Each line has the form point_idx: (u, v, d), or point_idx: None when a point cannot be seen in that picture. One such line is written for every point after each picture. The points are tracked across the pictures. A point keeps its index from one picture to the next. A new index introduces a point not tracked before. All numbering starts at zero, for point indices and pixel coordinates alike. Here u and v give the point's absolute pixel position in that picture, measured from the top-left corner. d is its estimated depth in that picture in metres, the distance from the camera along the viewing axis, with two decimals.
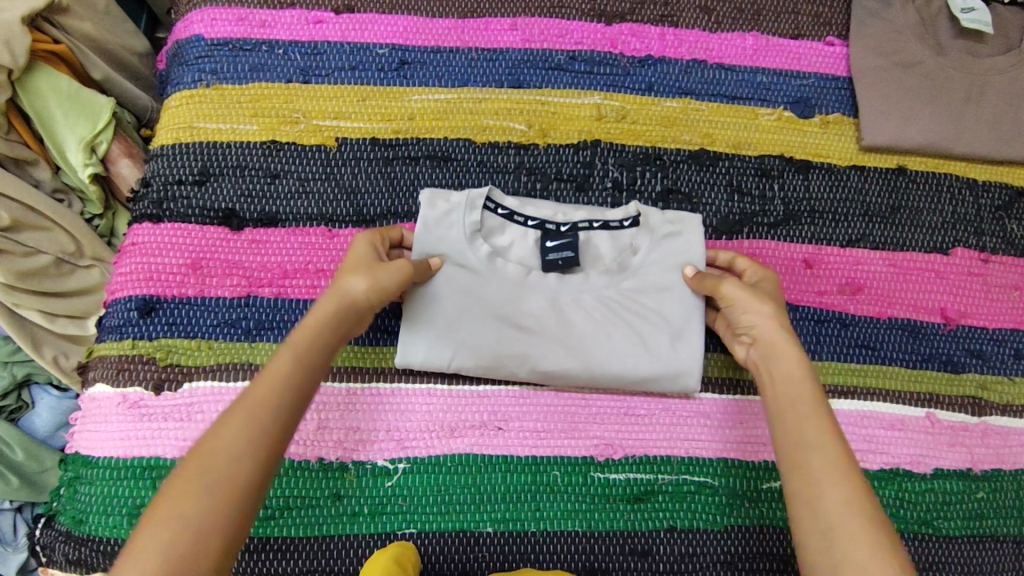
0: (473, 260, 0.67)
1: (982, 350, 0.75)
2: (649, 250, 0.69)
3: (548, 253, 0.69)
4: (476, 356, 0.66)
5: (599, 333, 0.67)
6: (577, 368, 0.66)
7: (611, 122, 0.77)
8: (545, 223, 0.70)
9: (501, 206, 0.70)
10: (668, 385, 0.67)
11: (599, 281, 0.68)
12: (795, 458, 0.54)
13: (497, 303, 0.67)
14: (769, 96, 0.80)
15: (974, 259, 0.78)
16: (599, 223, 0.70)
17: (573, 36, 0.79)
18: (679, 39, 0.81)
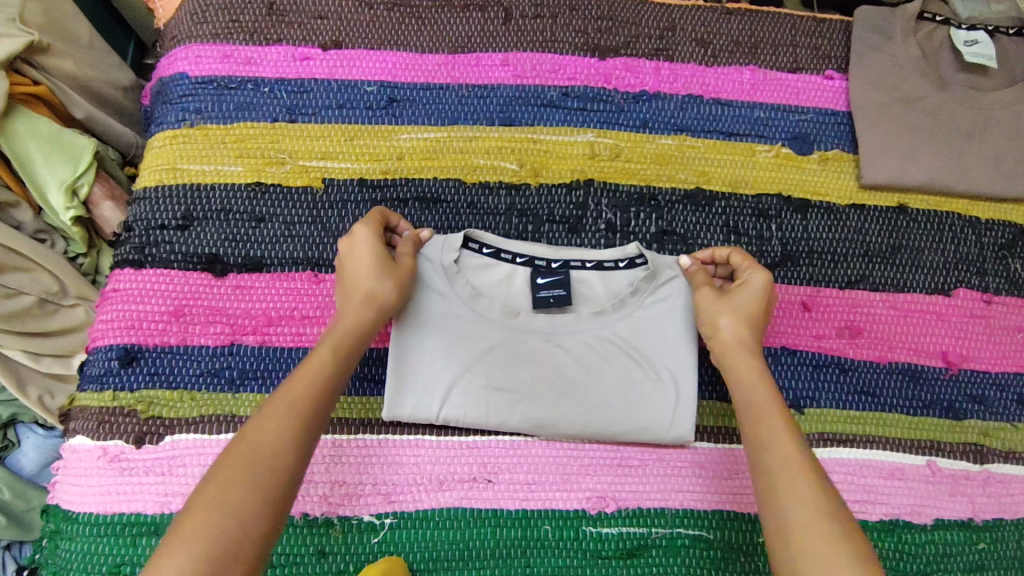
0: (459, 302, 0.66)
1: (984, 395, 0.73)
2: (643, 293, 0.67)
3: (539, 291, 0.67)
4: (462, 405, 0.65)
5: (592, 377, 0.66)
6: (570, 415, 0.65)
7: (604, 160, 0.75)
8: (535, 259, 0.68)
9: (486, 245, 0.68)
10: (662, 434, 0.65)
11: (591, 322, 0.67)
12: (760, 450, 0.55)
13: (486, 344, 0.66)
14: (766, 132, 0.78)
15: (977, 300, 0.76)
16: (592, 264, 0.69)
17: (565, 71, 0.77)
18: (675, 74, 0.79)
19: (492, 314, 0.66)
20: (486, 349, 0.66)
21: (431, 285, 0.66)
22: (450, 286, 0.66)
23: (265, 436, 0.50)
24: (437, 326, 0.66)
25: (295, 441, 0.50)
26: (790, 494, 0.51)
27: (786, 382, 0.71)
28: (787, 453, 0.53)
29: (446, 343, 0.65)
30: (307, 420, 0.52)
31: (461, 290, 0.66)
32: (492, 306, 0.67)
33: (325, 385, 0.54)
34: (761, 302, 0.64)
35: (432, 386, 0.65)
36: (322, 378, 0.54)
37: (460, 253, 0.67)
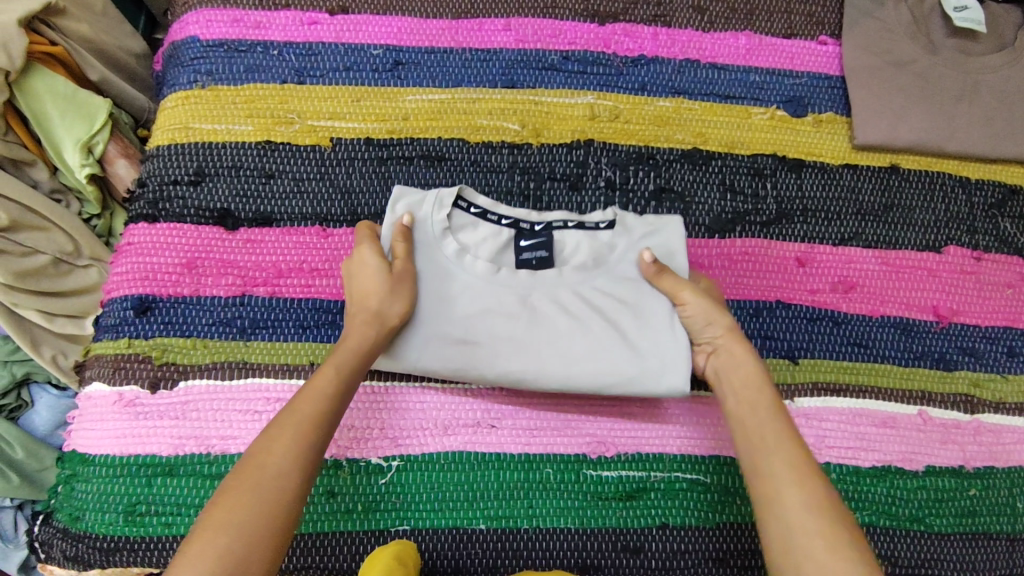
0: (442, 258, 0.67)
1: (974, 348, 0.75)
2: (623, 249, 0.69)
3: (522, 253, 0.69)
4: (440, 356, 0.64)
5: (574, 330, 0.66)
6: (552, 367, 0.65)
7: (604, 121, 0.77)
8: (519, 221, 0.69)
9: (473, 204, 0.69)
10: (650, 385, 0.64)
11: (571, 280, 0.68)
12: (752, 464, 0.58)
13: (467, 302, 0.66)
14: (762, 95, 0.80)
15: (967, 257, 0.78)
16: (574, 223, 0.70)
17: (566, 36, 0.80)
18: (673, 39, 0.81)
19: (475, 270, 0.67)
20: (468, 303, 0.66)
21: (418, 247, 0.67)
22: (435, 244, 0.67)
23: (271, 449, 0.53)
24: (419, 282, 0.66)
25: (303, 467, 0.53)
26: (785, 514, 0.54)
27: (781, 333, 0.73)
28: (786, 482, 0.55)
29: (427, 300, 0.65)
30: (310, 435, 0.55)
31: (444, 246, 0.67)
32: (475, 261, 0.67)
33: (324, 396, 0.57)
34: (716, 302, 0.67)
35: (410, 341, 0.64)
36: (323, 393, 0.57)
37: (452, 210, 0.68)
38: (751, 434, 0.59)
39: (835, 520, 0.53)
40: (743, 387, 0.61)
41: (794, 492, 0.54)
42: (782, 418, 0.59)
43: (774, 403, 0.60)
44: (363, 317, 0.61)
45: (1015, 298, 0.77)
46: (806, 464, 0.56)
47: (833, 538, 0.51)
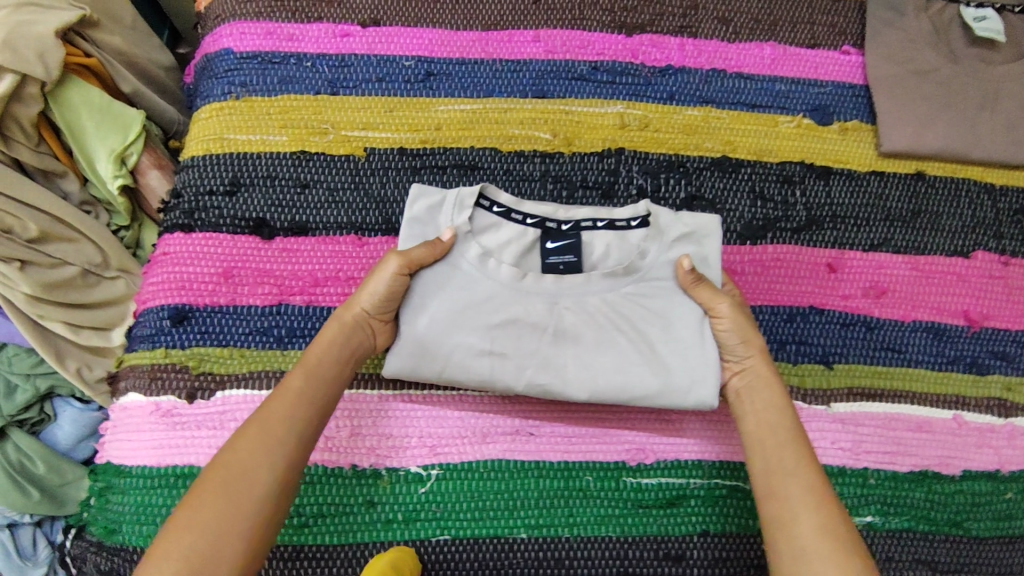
0: (467, 265, 0.66)
1: (1006, 352, 0.76)
2: (656, 254, 0.67)
3: (549, 256, 0.69)
4: (466, 367, 0.64)
5: (602, 342, 0.65)
6: (579, 381, 0.64)
7: (634, 130, 0.78)
8: (545, 220, 0.69)
9: (496, 203, 0.69)
10: (680, 399, 0.63)
11: (600, 287, 0.66)
12: (769, 489, 0.58)
13: (493, 312, 0.65)
14: (788, 104, 0.81)
15: (995, 262, 0.78)
16: (603, 223, 0.69)
17: (594, 47, 0.81)
18: (699, 49, 0.82)
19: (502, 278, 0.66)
20: (492, 310, 0.65)
21: (445, 254, 0.66)
22: (460, 248, 0.66)
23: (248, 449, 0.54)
24: (442, 288, 0.65)
25: (273, 465, 0.54)
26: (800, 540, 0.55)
27: (815, 339, 0.73)
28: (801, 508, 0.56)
29: (451, 307, 0.65)
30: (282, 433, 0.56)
31: (469, 250, 0.66)
32: (500, 266, 0.66)
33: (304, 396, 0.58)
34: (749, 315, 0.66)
35: (437, 353, 0.64)
36: (298, 392, 0.58)
37: (472, 210, 0.67)
38: (770, 460, 0.60)
39: (845, 545, 0.54)
40: (763, 413, 0.63)
41: (809, 519, 0.55)
42: (801, 445, 0.60)
43: (794, 431, 0.61)
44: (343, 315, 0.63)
45: None
46: (823, 491, 0.57)
47: (841, 561, 0.53)
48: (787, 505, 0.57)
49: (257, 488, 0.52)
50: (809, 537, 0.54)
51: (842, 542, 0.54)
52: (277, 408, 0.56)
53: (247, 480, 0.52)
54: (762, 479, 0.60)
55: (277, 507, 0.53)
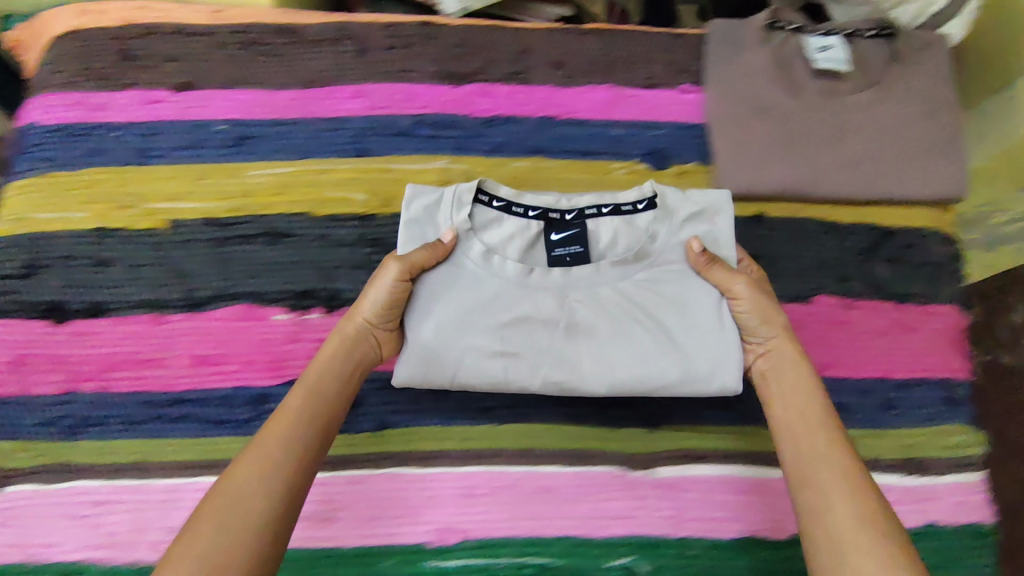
0: (472, 263, 0.65)
1: (846, 403, 0.72)
2: (667, 236, 0.66)
3: (554, 249, 0.67)
4: (477, 370, 0.62)
5: (618, 334, 0.63)
6: (596, 374, 0.62)
7: (457, 186, 0.75)
8: (547, 211, 0.68)
9: (495, 197, 0.67)
10: (705, 386, 0.62)
11: (613, 275, 0.65)
12: (800, 474, 0.56)
13: (499, 310, 0.63)
14: (622, 149, 0.78)
15: (837, 306, 0.75)
16: (608, 209, 0.68)
17: (419, 100, 0.78)
18: (530, 96, 0.79)
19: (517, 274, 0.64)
20: (507, 308, 0.63)
21: (451, 254, 0.65)
22: (463, 246, 0.66)
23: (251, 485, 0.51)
24: (435, 287, 0.64)
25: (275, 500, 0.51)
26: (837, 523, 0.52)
27: (640, 399, 0.70)
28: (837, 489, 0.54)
29: (467, 308, 0.63)
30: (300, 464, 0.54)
31: (469, 248, 0.65)
32: (505, 262, 0.65)
33: (286, 420, 0.56)
34: (767, 293, 0.65)
35: (446, 356, 0.63)
36: (297, 418, 0.56)
37: (471, 207, 0.66)
38: (806, 444, 0.58)
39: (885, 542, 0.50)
40: (793, 397, 0.61)
41: (846, 510, 0.52)
42: (829, 430, 0.58)
43: (824, 415, 0.59)
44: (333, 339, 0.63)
45: (892, 347, 0.74)
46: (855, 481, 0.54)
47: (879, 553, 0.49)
48: (813, 498, 0.55)
49: (251, 522, 0.49)
50: (848, 520, 0.52)
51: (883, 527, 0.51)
52: (272, 441, 0.54)
53: (237, 514, 0.50)
54: (795, 467, 0.58)
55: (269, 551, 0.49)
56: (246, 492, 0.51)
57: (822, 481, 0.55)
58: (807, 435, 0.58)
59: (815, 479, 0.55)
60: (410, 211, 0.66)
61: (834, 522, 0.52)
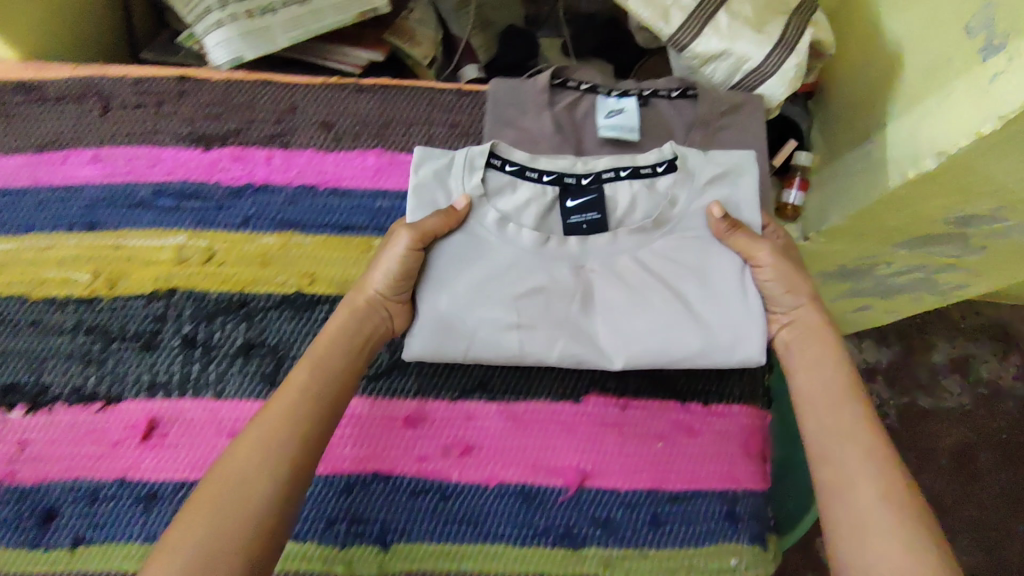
0: (487, 231, 0.64)
1: (608, 519, 0.64)
2: (686, 201, 0.65)
3: (569, 216, 0.67)
4: (496, 343, 0.62)
5: (634, 305, 0.63)
6: (616, 344, 0.63)
7: (193, 265, 0.68)
8: (563, 175, 0.67)
9: (509, 162, 0.67)
10: (722, 357, 0.61)
11: (629, 244, 0.65)
12: (824, 449, 0.54)
13: (520, 282, 0.63)
14: (387, 223, 0.70)
15: (610, 405, 0.67)
16: (626, 172, 0.67)
17: (163, 166, 0.70)
18: (288, 162, 0.71)
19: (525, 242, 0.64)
20: (525, 279, 0.63)
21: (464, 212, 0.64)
22: (479, 214, 0.65)
23: (238, 457, 0.50)
24: (451, 258, 0.63)
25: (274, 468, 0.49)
26: (863, 500, 0.49)
27: (374, 514, 0.63)
28: (863, 463, 0.51)
29: (484, 278, 0.63)
30: (281, 435, 0.51)
31: (485, 217, 0.64)
32: (520, 229, 0.64)
33: (306, 398, 0.54)
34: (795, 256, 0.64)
35: (465, 325, 0.62)
36: (303, 393, 0.54)
37: (483, 172, 0.66)
38: (824, 419, 0.55)
39: (908, 530, 0.47)
40: (818, 373, 0.59)
41: (875, 498, 0.49)
42: (857, 407, 0.55)
43: (846, 389, 0.56)
44: (355, 300, 0.62)
45: (668, 454, 0.66)
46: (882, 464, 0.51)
47: (912, 548, 0.46)
48: (840, 478, 0.52)
49: (246, 517, 0.47)
50: (872, 502, 0.49)
51: (902, 519, 0.47)
52: (270, 420, 0.52)
53: (229, 512, 0.47)
54: (822, 435, 0.55)
55: (262, 545, 0.47)
56: (232, 463, 0.50)
57: (846, 460, 0.52)
58: (832, 400, 0.56)
59: (835, 454, 0.53)
60: (419, 175, 0.65)
61: (862, 499, 0.50)
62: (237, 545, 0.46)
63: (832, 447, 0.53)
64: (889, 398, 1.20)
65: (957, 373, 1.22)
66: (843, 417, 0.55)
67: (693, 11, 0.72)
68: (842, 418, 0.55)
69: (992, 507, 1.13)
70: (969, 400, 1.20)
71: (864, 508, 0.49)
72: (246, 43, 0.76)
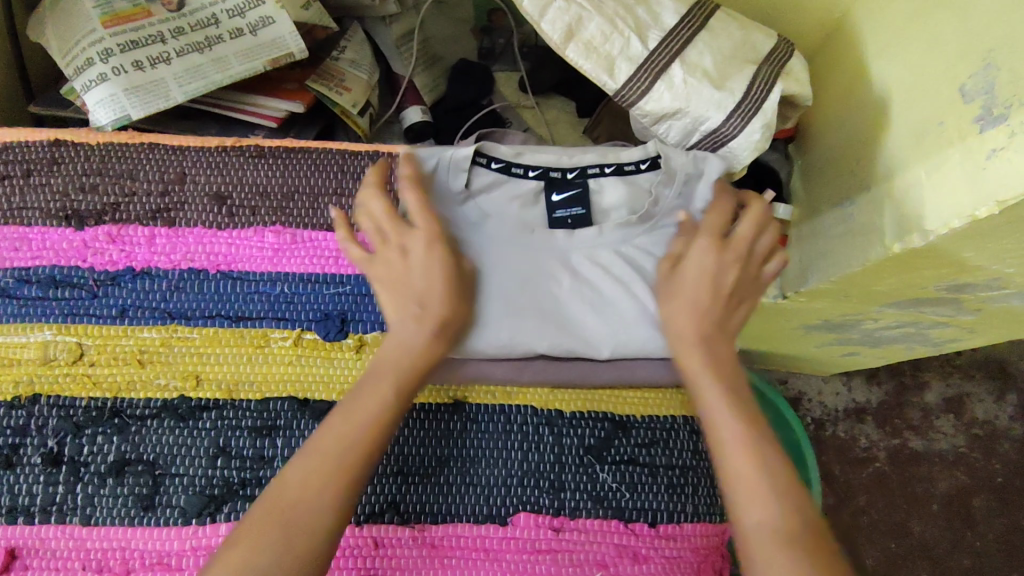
0: (466, 225, 0.59)
1: None
2: (669, 199, 0.61)
3: (555, 210, 0.62)
4: (486, 335, 0.57)
5: (617, 296, 0.58)
6: (602, 337, 0.58)
7: (62, 366, 0.59)
8: (549, 170, 0.62)
9: (495, 159, 0.61)
10: None
11: (614, 236, 0.60)
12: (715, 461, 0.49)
13: (504, 271, 0.58)
14: (287, 312, 0.61)
15: (543, 528, 0.58)
16: (611, 168, 0.62)
17: (30, 249, 0.61)
18: (173, 242, 0.62)
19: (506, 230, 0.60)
20: (509, 271, 0.58)
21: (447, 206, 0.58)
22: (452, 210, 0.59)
23: (313, 478, 0.46)
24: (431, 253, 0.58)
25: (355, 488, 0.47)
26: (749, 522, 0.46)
27: None
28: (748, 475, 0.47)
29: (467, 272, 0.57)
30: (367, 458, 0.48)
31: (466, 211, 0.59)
32: (502, 224, 0.60)
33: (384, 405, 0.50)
34: (762, 242, 0.58)
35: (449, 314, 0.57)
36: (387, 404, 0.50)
37: (469, 172, 0.60)
38: (711, 423, 0.50)
39: (796, 498, 0.46)
40: (710, 360, 0.53)
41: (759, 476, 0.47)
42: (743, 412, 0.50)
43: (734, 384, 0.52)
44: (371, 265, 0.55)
45: None
46: (760, 437, 0.49)
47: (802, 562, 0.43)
48: (719, 464, 0.49)
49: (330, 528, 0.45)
50: (759, 522, 0.45)
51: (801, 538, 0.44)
52: (354, 427, 0.48)
53: (308, 516, 0.45)
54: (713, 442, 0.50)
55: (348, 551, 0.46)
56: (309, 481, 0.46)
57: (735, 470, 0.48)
58: (713, 396, 0.51)
59: (726, 467, 0.48)
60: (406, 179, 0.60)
61: (746, 519, 0.46)
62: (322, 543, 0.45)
63: (722, 454, 0.49)
64: (880, 439, 1.09)
65: (949, 413, 1.11)
66: (727, 422, 0.50)
67: (643, 64, 0.64)
68: (727, 421, 0.49)
69: (988, 559, 1.03)
70: (963, 443, 1.09)
71: (750, 534, 0.45)
72: (134, 98, 0.66)
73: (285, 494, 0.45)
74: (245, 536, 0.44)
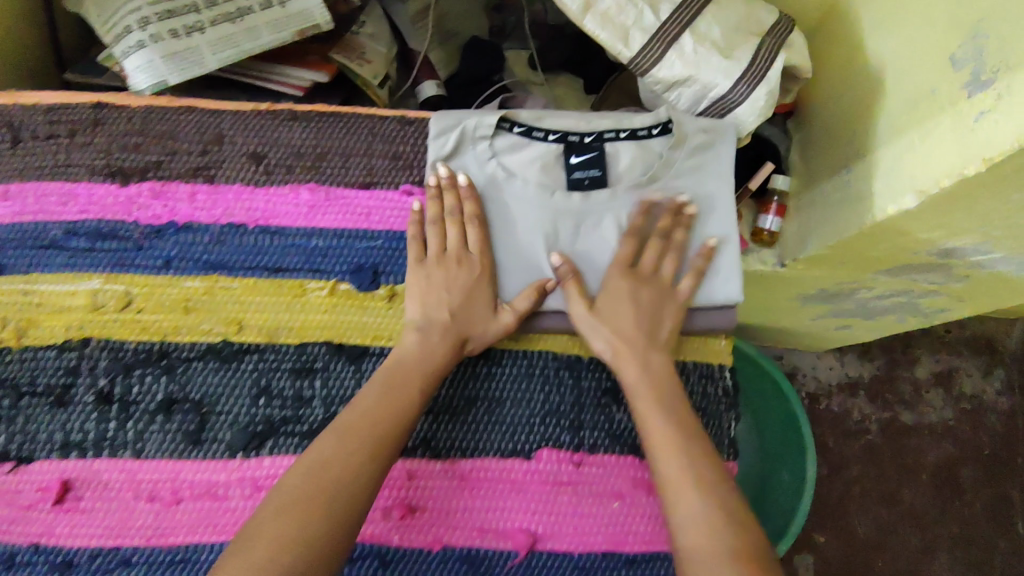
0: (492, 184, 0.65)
1: None
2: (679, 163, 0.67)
3: (573, 171, 0.66)
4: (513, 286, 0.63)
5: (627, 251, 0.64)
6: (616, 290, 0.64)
7: (109, 312, 0.62)
8: (568, 134, 0.67)
9: (518, 123, 0.67)
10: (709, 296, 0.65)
11: (626, 198, 0.66)
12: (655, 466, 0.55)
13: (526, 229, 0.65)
14: (322, 265, 0.65)
15: (564, 461, 0.62)
16: (625, 133, 0.67)
17: (77, 203, 0.64)
18: (214, 198, 0.65)
19: (520, 193, 0.66)
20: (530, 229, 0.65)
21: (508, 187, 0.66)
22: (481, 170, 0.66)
23: (333, 449, 0.52)
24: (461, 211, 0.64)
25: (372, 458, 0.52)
26: (677, 518, 0.52)
27: None
28: (681, 476, 0.53)
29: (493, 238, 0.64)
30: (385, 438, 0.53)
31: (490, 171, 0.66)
32: (524, 185, 0.66)
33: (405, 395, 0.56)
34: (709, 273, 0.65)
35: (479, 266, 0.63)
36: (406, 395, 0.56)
37: (497, 132, 0.66)
38: (652, 432, 0.57)
39: (719, 491, 0.52)
40: (641, 370, 0.60)
41: (694, 503, 0.51)
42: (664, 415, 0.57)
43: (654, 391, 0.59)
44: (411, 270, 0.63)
45: (623, 511, 0.61)
46: (689, 442, 0.55)
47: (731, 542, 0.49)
48: (660, 473, 0.54)
49: (332, 491, 0.49)
50: (696, 512, 0.51)
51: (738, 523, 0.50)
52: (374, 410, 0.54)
53: (317, 476, 0.50)
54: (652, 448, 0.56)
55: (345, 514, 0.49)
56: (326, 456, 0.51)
57: (671, 472, 0.54)
58: (648, 407, 0.58)
59: (662, 471, 0.54)
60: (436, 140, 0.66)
61: (679, 520, 0.52)
62: (310, 504, 0.48)
63: (660, 461, 0.55)
64: (873, 412, 1.15)
65: (938, 387, 1.16)
66: (656, 426, 0.57)
67: (656, 33, 0.68)
68: (658, 427, 0.56)
69: (973, 524, 1.09)
70: (951, 415, 1.15)
71: (681, 527, 0.51)
72: (171, 63, 0.69)
73: (324, 473, 0.50)
74: (273, 510, 0.48)
